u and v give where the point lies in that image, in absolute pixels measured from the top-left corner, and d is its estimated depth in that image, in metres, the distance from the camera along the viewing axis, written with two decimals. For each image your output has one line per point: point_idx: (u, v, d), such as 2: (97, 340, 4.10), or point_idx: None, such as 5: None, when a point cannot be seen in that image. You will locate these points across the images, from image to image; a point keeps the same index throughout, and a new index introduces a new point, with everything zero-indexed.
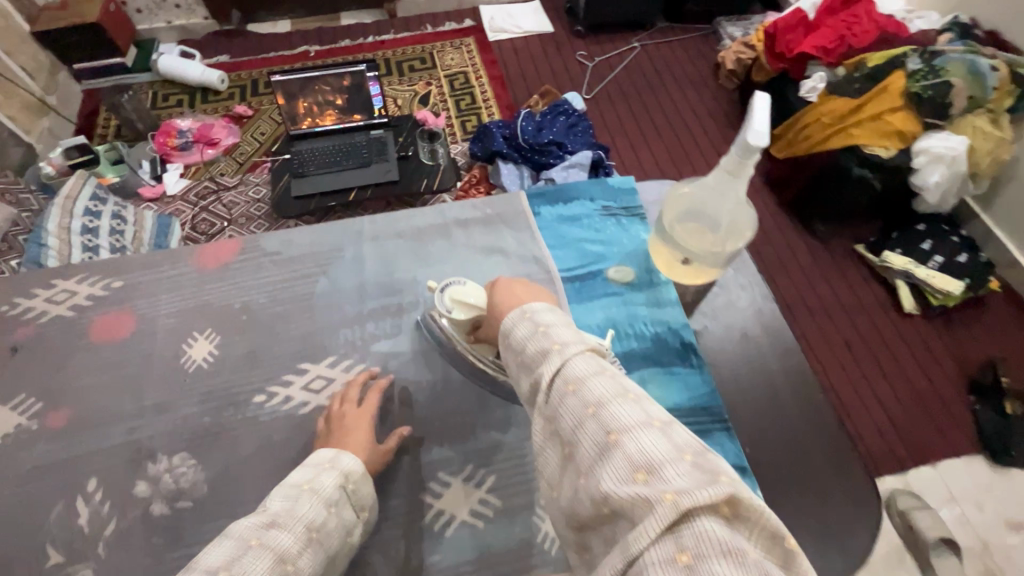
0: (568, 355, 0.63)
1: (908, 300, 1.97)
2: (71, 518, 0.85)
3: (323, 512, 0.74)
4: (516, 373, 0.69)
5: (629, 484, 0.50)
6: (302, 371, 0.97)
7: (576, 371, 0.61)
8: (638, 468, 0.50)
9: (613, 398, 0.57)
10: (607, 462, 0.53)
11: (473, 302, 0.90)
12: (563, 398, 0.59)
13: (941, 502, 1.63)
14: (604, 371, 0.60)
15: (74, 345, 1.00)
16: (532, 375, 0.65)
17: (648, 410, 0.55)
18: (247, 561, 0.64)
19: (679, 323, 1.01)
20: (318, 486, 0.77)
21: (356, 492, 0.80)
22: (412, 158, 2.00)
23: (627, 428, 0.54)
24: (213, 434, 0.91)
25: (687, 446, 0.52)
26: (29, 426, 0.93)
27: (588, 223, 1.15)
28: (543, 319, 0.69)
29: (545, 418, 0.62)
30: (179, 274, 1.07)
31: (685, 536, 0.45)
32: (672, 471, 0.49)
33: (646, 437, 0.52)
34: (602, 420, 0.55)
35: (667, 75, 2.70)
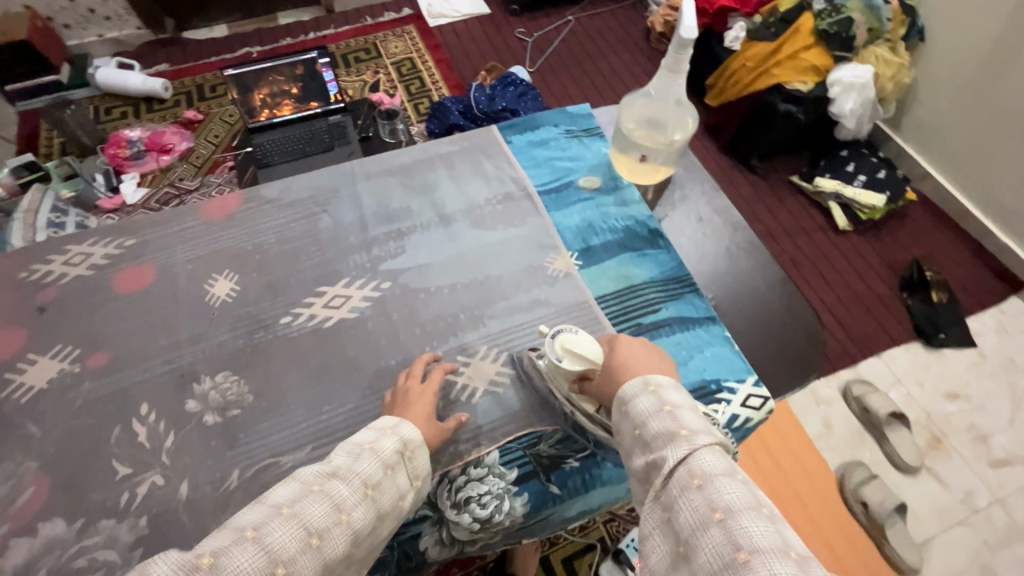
0: (696, 447, 0.69)
1: (841, 218, 2.20)
2: (130, 437, 0.91)
3: (380, 472, 0.78)
4: (633, 441, 0.75)
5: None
6: (321, 293, 1.06)
7: (703, 466, 0.67)
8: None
9: (745, 512, 0.62)
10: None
11: (589, 357, 0.89)
12: (687, 491, 0.65)
13: (889, 385, 1.86)
14: (734, 477, 0.66)
15: (101, 298, 1.04)
16: (652, 455, 0.71)
17: (785, 540, 0.60)
18: (307, 502, 0.70)
19: (644, 216, 1.20)
20: (379, 447, 0.80)
21: (412, 459, 0.83)
22: (373, 138, 2.07)
23: (759, 550, 0.58)
24: (248, 353, 0.99)
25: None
26: (73, 368, 0.97)
27: (557, 144, 1.30)
28: (671, 400, 0.75)
29: (663, 509, 0.67)
30: (190, 225, 1.13)
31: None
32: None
33: (780, 566, 0.57)
34: (732, 534, 0.60)
35: (603, 43, 2.86)
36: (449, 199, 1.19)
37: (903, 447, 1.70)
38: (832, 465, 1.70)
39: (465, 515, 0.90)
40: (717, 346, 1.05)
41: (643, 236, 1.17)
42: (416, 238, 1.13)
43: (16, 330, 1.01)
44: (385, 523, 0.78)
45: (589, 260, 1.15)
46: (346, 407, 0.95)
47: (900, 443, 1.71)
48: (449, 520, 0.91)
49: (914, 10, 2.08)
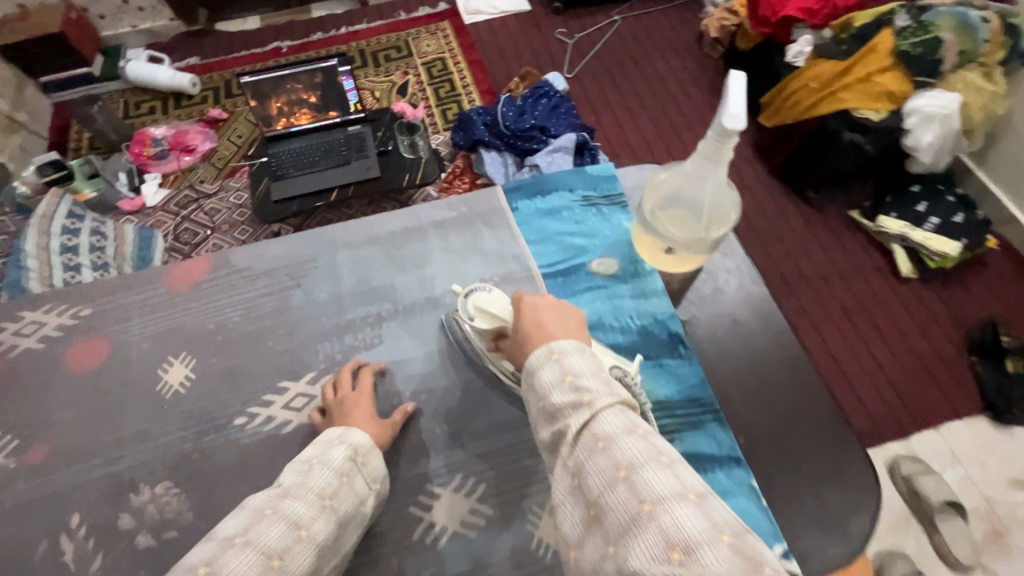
0: (601, 410, 0.63)
1: (905, 264, 1.95)
2: (56, 556, 0.81)
3: (335, 482, 0.74)
4: (541, 413, 0.68)
5: (662, 561, 0.50)
6: (282, 389, 0.93)
7: (605, 428, 0.61)
8: (674, 547, 0.51)
9: (647, 466, 0.57)
10: (639, 532, 0.53)
11: (500, 315, 0.83)
12: (592, 455, 0.60)
13: (945, 465, 1.64)
14: (638, 433, 0.60)
15: (49, 378, 0.95)
16: (556, 425, 0.65)
17: (682, 482, 0.56)
18: (262, 527, 0.65)
19: (665, 313, 1.00)
20: (326, 458, 0.76)
21: (366, 463, 0.79)
22: (392, 152, 1.94)
23: (662, 501, 0.54)
24: (194, 461, 0.87)
25: (722, 524, 0.53)
26: (7, 464, 0.89)
27: (571, 216, 1.10)
28: (576, 367, 0.68)
29: (573, 476, 0.61)
30: (150, 295, 1.01)
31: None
32: (708, 552, 0.49)
33: (682, 511, 0.53)
34: (635, 489, 0.56)
35: (649, 47, 2.63)
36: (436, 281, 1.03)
37: (956, 541, 1.49)
38: (870, 553, 1.52)
39: None
40: (733, 500, 0.85)
41: (664, 342, 0.95)
42: (398, 326, 1.00)
43: None
44: (350, 522, 0.75)
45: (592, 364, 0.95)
46: None
47: (952, 536, 1.51)
48: None
49: (1018, 29, 1.78)
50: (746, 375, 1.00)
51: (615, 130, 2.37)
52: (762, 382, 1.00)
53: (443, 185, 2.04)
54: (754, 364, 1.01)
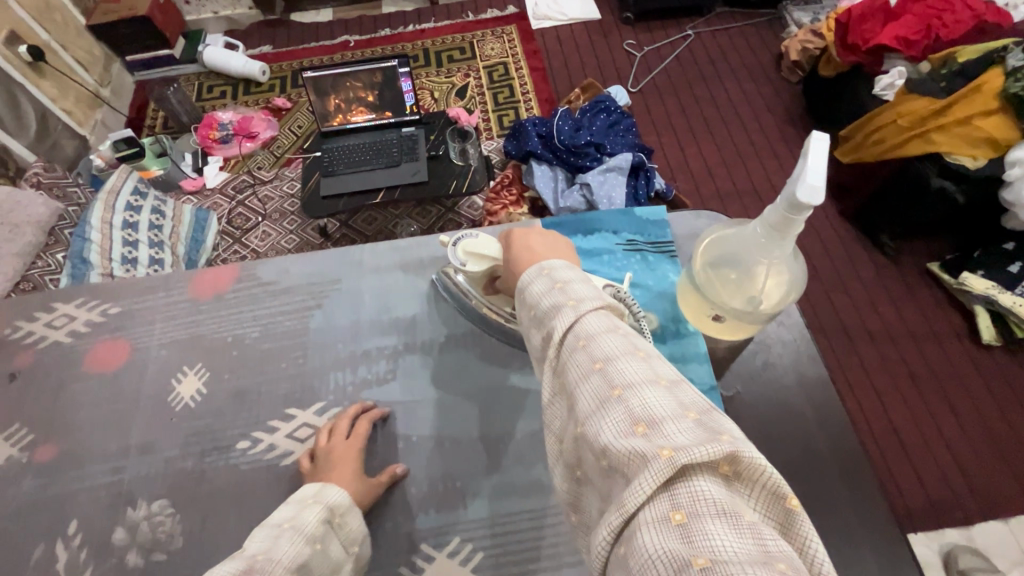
0: (586, 315, 0.52)
1: (987, 330, 1.75)
2: (48, 563, 0.73)
3: (306, 550, 0.63)
4: (527, 323, 0.58)
5: (626, 437, 0.43)
6: (289, 417, 0.82)
7: (586, 324, 0.52)
8: (638, 422, 0.43)
9: (621, 352, 0.48)
10: (604, 416, 0.45)
11: (491, 256, 0.77)
12: (568, 351, 0.51)
13: (1012, 564, 1.44)
14: (621, 329, 0.51)
15: (67, 376, 0.86)
16: (540, 329, 0.56)
17: (656, 365, 0.47)
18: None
19: (704, 383, 0.74)
20: (300, 520, 0.66)
21: (344, 526, 0.70)
22: (442, 158, 1.91)
23: (631, 383, 0.46)
24: (195, 481, 0.77)
25: (695, 404, 0.45)
26: (19, 458, 0.81)
27: (610, 261, 0.86)
28: (567, 277, 0.58)
29: (552, 374, 0.53)
30: (174, 300, 0.92)
31: (679, 494, 0.39)
32: (674, 427, 0.42)
33: (653, 394, 0.45)
34: (605, 374, 0.47)
35: (722, 66, 2.49)
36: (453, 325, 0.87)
37: None
38: None
39: None
40: None
41: None
42: (415, 361, 0.88)
43: None
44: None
45: None
46: None
47: None
48: None
49: None
50: (819, 455, 0.82)
51: (676, 153, 2.26)
52: (841, 469, 0.81)
53: (490, 195, 1.98)
54: (833, 442, 0.83)
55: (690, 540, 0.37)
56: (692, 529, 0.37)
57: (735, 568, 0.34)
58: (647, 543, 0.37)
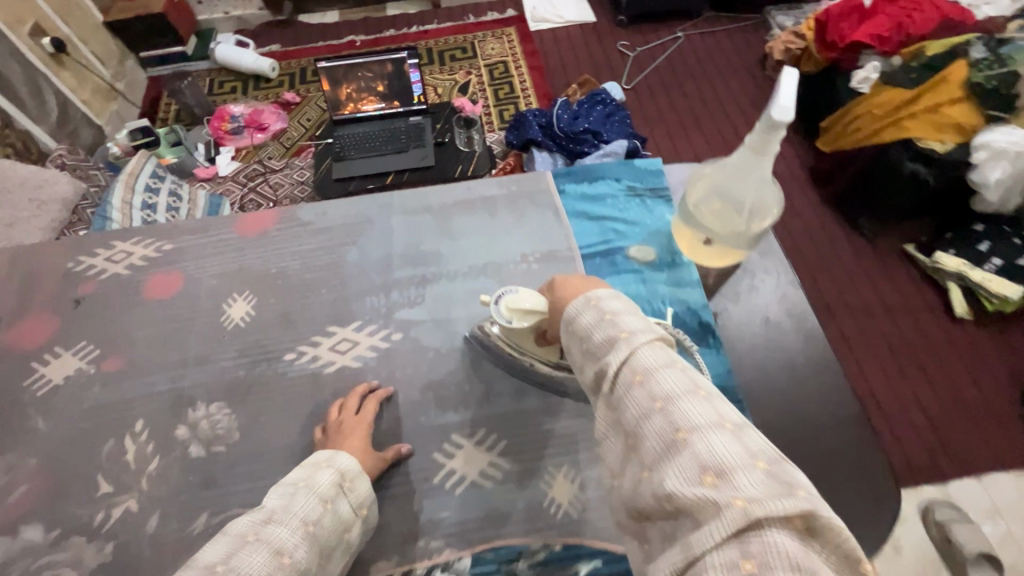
0: (640, 351, 0.58)
1: (959, 303, 1.87)
2: (120, 455, 0.79)
3: (318, 508, 0.67)
4: (581, 356, 0.64)
5: (695, 486, 0.47)
6: (330, 333, 0.89)
7: (644, 362, 0.58)
8: (706, 471, 0.48)
9: (683, 395, 0.53)
10: (672, 458, 0.50)
11: (536, 310, 0.75)
12: (629, 388, 0.57)
13: (984, 516, 1.55)
14: (678, 367, 0.56)
15: (129, 302, 0.92)
16: (597, 363, 0.62)
17: (721, 413, 0.52)
18: (244, 556, 0.59)
19: (698, 303, 0.82)
20: (312, 481, 0.70)
21: (353, 489, 0.72)
22: (448, 144, 2.02)
23: (696, 427, 0.51)
24: (248, 385, 0.84)
25: (761, 452, 0.49)
26: (87, 370, 0.86)
27: (613, 204, 0.94)
28: (616, 310, 0.63)
29: (613, 410, 0.59)
30: (224, 239, 0.97)
31: (750, 543, 0.43)
32: (743, 477, 0.46)
33: (719, 441, 0.49)
34: (670, 418, 0.52)
35: (710, 65, 2.64)
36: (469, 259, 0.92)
37: None
38: None
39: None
40: None
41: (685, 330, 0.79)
42: (441, 289, 0.92)
43: (46, 319, 0.91)
44: (333, 554, 0.67)
45: None
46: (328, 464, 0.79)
47: None
48: None
49: None
50: (802, 374, 0.92)
51: (668, 144, 2.38)
52: (821, 385, 0.91)
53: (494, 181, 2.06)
54: (814, 362, 0.93)
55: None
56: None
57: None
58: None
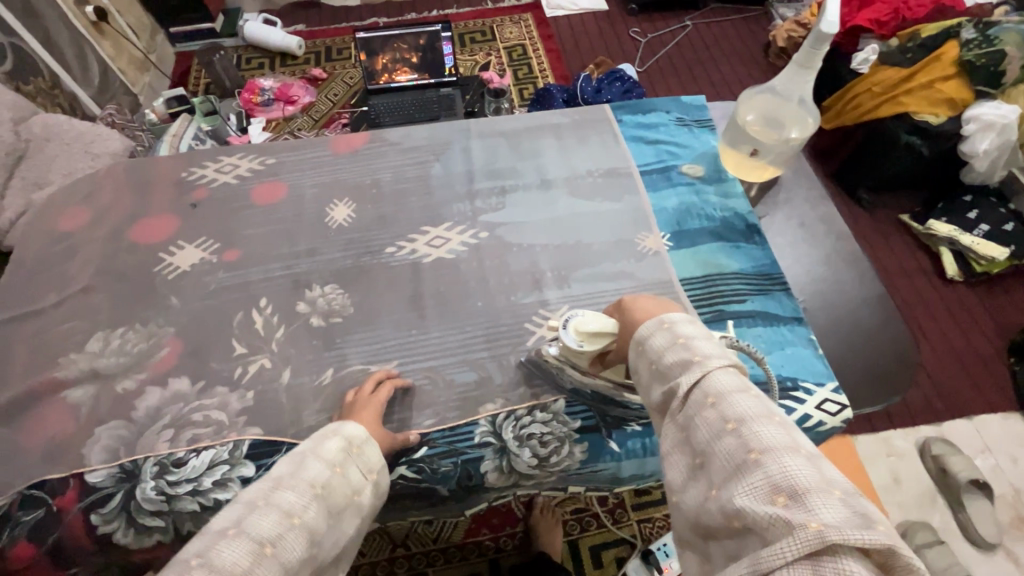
0: (715, 374, 0.57)
1: (951, 266, 2.02)
2: (248, 326, 0.83)
3: (326, 472, 0.63)
4: (646, 373, 0.63)
5: (768, 505, 0.47)
6: (424, 232, 0.92)
7: (717, 384, 0.57)
8: (779, 491, 0.47)
9: (757, 419, 0.53)
10: (743, 477, 0.50)
11: (605, 330, 0.72)
12: (700, 409, 0.56)
13: (975, 452, 1.69)
14: (753, 391, 0.55)
15: (239, 207, 0.94)
16: (666, 384, 0.61)
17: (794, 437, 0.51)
18: (255, 518, 0.55)
19: (744, 209, 0.93)
20: (318, 451, 0.65)
21: (362, 453, 0.68)
22: (478, 114, 2.14)
23: (771, 450, 0.51)
24: (356, 272, 0.88)
25: (835, 480, 0.49)
26: (209, 259, 0.89)
27: (665, 130, 1.03)
28: (690, 332, 0.62)
29: (680, 428, 0.58)
30: (320, 156, 1.01)
31: (822, 560, 0.43)
32: (818, 501, 0.46)
33: (795, 464, 0.49)
34: (743, 439, 0.52)
35: (716, 52, 2.79)
36: (541, 172, 0.98)
37: (979, 518, 1.55)
38: (893, 520, 1.57)
39: (525, 450, 0.76)
40: (802, 354, 0.80)
41: (734, 233, 0.91)
42: (519, 198, 0.96)
43: (166, 219, 0.93)
44: (344, 518, 0.63)
45: (681, 241, 0.90)
46: (435, 337, 0.83)
47: (976, 513, 1.56)
48: (511, 451, 0.76)
49: None
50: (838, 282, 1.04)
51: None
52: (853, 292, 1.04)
53: None
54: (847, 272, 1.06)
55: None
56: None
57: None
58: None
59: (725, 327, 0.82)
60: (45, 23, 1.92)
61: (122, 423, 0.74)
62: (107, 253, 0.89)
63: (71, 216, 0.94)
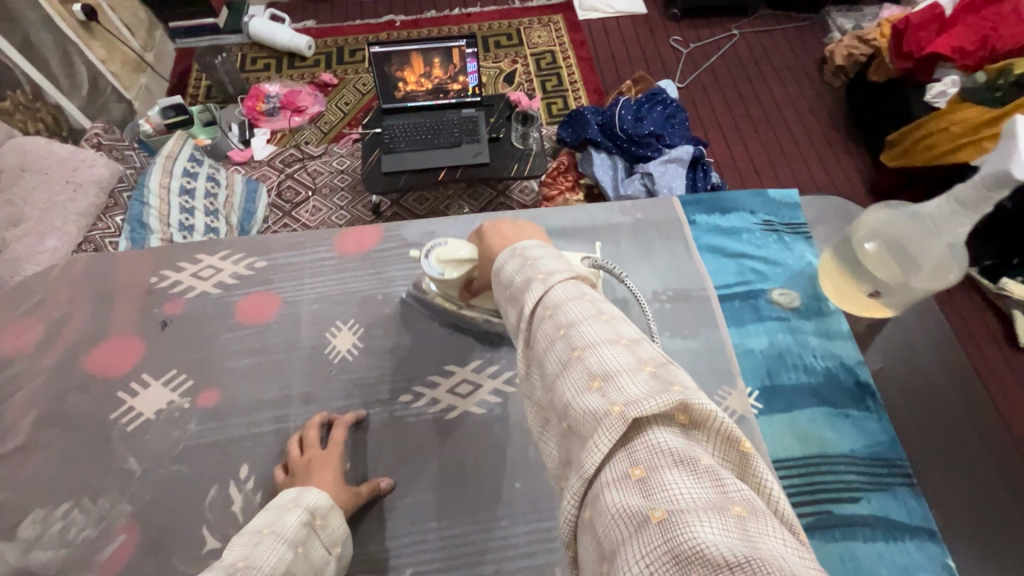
0: (556, 286, 0.42)
1: None
2: (223, 506, 0.65)
3: (289, 555, 0.51)
4: (503, 309, 0.47)
5: (580, 395, 0.34)
6: (447, 373, 0.74)
7: (557, 297, 0.41)
8: (595, 377, 0.34)
9: (586, 317, 0.38)
10: (561, 381, 0.36)
11: (468, 258, 0.66)
12: (537, 324, 0.40)
13: None
14: (591, 297, 0.41)
15: (219, 327, 0.76)
16: (510, 307, 0.45)
17: (617, 326, 0.38)
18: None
19: (853, 358, 0.73)
20: (278, 526, 0.53)
21: (326, 527, 0.56)
22: (503, 140, 1.87)
23: (593, 342, 0.36)
24: (364, 430, 0.70)
25: (655, 359, 0.36)
26: (181, 404, 0.71)
27: (750, 239, 0.83)
28: (540, 257, 0.47)
29: (524, 354, 0.43)
30: (320, 257, 0.81)
31: (635, 451, 0.30)
32: (629, 379, 0.33)
33: (610, 353, 0.35)
34: (568, 338, 0.38)
35: (764, 65, 2.48)
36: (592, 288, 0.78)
37: None
38: None
39: None
40: None
41: (839, 393, 0.71)
42: None
43: (131, 342, 0.75)
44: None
45: (773, 402, 0.71)
46: (455, 533, 0.63)
47: None
48: None
49: None
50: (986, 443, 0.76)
51: (736, 150, 2.21)
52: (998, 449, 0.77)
53: (545, 182, 1.92)
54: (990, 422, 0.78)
55: (651, 495, 0.28)
56: (652, 483, 0.28)
57: (695, 520, 0.26)
58: (608, 506, 0.29)
59: (835, 538, 0.63)
60: (25, 27, 1.71)
61: None
62: (56, 387, 0.72)
63: (14, 332, 0.77)
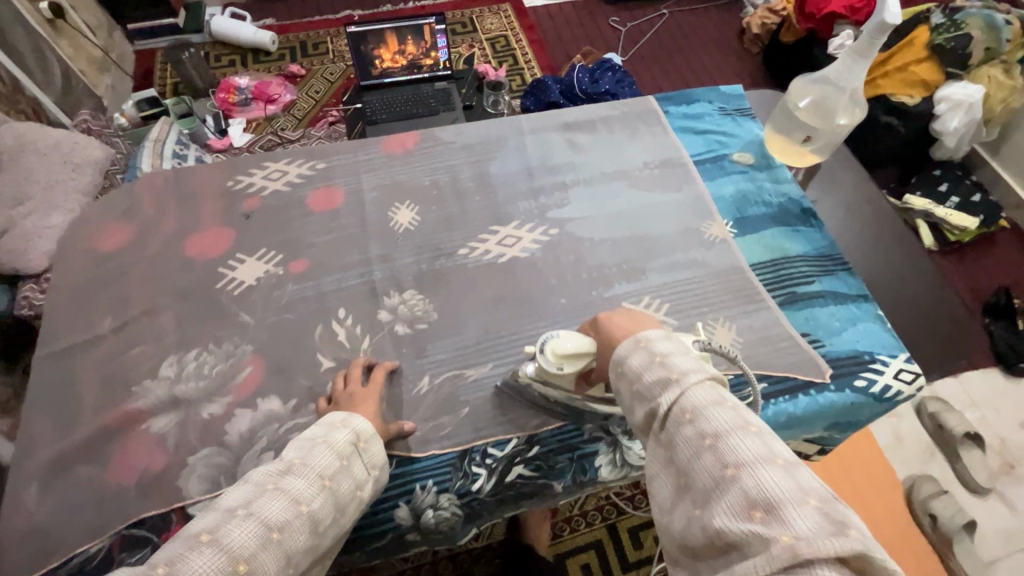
0: (692, 387, 0.46)
1: (927, 236, 1.55)
2: (329, 338, 0.79)
3: (335, 463, 0.57)
4: (626, 400, 0.51)
5: (741, 519, 0.37)
6: (494, 232, 0.91)
7: (697, 400, 0.45)
8: (755, 504, 0.38)
9: (735, 429, 0.42)
10: (717, 498, 0.40)
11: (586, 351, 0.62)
12: (678, 429, 0.44)
13: None
14: (732, 405, 0.44)
15: (294, 215, 0.90)
16: (641, 402, 0.49)
17: (770, 445, 0.41)
18: (264, 501, 0.50)
19: (797, 194, 0.97)
20: (330, 438, 0.59)
21: (369, 450, 0.62)
22: (476, 107, 2.05)
23: (746, 461, 0.40)
24: (434, 276, 0.86)
25: (813, 488, 0.39)
26: (276, 271, 0.85)
27: (711, 120, 1.06)
28: (668, 349, 0.50)
29: (659, 448, 0.46)
30: (370, 157, 0.97)
31: None
32: (795, 512, 0.36)
33: (769, 477, 0.39)
34: (718, 452, 0.41)
35: (692, 38, 2.81)
36: (596, 164, 0.99)
37: None
38: None
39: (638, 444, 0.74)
40: (870, 327, 0.84)
41: (791, 216, 0.94)
42: (582, 192, 0.96)
43: (221, 231, 0.88)
44: (348, 512, 0.58)
45: (744, 227, 0.93)
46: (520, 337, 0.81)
47: None
48: (624, 445, 0.74)
49: None
50: None
51: None
52: None
53: None
54: None
55: None
56: None
57: None
58: None
59: (800, 309, 0.85)
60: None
61: (216, 450, 0.70)
62: (161, 271, 0.84)
63: (111, 234, 0.88)
